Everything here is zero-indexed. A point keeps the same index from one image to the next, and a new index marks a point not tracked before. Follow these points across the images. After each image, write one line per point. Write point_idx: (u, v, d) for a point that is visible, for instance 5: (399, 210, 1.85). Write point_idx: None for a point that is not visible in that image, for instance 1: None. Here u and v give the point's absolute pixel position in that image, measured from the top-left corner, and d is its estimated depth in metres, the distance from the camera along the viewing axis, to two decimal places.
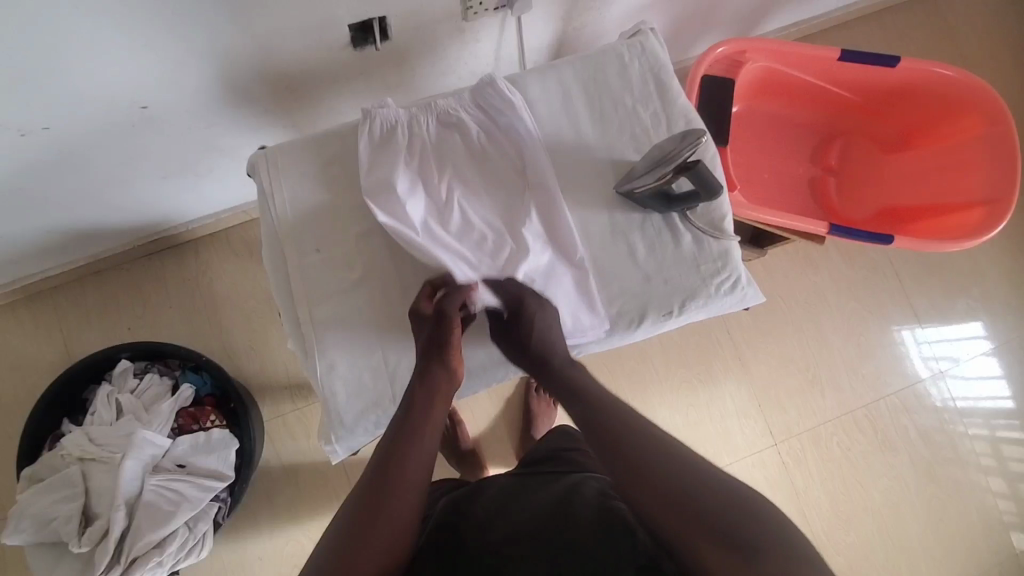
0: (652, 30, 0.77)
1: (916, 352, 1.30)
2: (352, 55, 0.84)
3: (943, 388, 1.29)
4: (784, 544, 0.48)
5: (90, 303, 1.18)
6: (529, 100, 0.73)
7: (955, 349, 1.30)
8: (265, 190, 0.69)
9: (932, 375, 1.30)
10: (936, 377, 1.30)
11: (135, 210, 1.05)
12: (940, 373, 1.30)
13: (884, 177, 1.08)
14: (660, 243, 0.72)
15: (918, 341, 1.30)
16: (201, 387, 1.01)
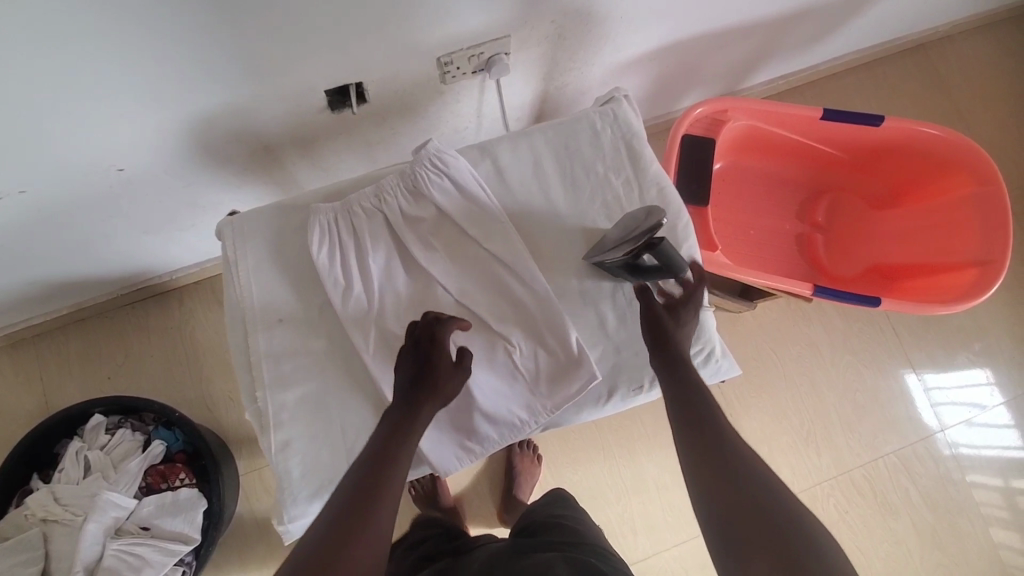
0: (626, 96, 0.77)
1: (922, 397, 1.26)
2: (331, 117, 0.85)
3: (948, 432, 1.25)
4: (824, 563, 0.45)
5: (72, 351, 1.18)
6: (500, 168, 0.73)
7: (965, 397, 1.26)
8: (229, 258, 0.68)
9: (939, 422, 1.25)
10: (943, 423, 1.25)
11: (117, 262, 1.05)
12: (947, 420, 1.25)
13: (874, 233, 1.06)
14: (631, 313, 0.70)
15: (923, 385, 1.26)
16: (173, 443, 0.99)
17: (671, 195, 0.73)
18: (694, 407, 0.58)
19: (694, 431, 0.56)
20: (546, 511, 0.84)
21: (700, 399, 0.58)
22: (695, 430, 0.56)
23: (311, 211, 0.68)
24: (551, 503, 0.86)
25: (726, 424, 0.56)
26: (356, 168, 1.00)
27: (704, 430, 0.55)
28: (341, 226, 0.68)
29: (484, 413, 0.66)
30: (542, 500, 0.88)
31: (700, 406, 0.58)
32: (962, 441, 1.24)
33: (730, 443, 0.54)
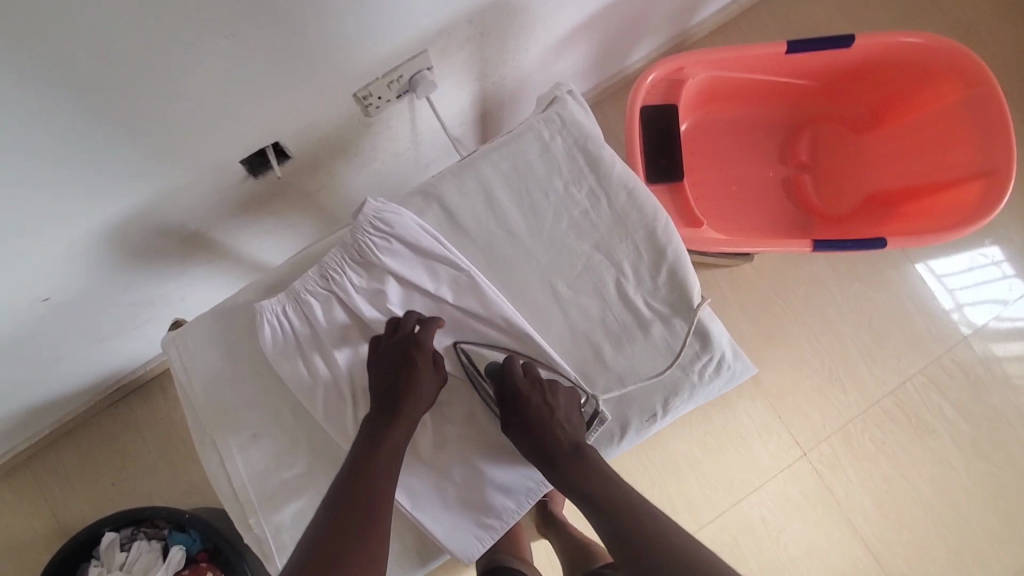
0: (570, 91, 0.69)
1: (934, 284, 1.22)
2: (256, 185, 0.76)
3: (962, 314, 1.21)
4: None
5: (68, 465, 1.13)
6: (450, 210, 0.65)
7: (979, 279, 1.22)
8: (183, 380, 0.63)
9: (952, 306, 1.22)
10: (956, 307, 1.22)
11: (82, 375, 0.99)
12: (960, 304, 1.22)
13: (864, 159, 0.98)
14: (627, 337, 0.64)
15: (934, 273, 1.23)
16: (192, 544, 0.96)
17: (642, 196, 0.66)
18: (607, 502, 0.54)
19: (613, 524, 0.53)
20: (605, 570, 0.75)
21: (610, 494, 0.54)
22: (615, 533, 0.52)
23: (255, 311, 0.61)
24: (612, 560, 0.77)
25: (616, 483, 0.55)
26: (303, 221, 0.92)
27: (627, 530, 0.52)
28: (293, 319, 0.61)
29: (495, 481, 0.62)
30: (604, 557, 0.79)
31: (612, 503, 0.54)
32: (982, 317, 1.21)
33: (655, 534, 0.51)
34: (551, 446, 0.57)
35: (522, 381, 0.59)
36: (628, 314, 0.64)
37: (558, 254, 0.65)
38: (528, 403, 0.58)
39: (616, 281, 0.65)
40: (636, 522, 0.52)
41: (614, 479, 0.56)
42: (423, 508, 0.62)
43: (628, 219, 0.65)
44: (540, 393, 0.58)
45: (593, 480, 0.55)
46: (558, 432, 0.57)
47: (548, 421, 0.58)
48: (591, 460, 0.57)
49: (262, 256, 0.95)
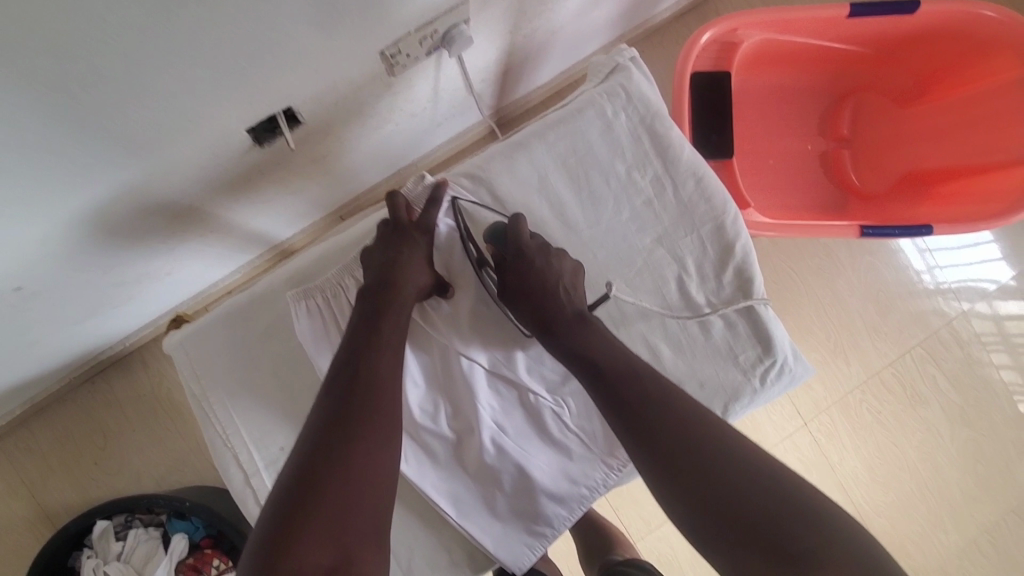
0: (634, 60, 0.60)
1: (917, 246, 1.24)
2: (261, 155, 0.65)
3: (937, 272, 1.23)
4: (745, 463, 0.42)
5: (44, 443, 1.04)
6: (499, 198, 0.58)
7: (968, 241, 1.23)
8: (198, 389, 0.55)
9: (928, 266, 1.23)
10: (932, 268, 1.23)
11: (57, 355, 0.89)
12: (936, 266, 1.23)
13: (904, 134, 0.93)
14: (686, 339, 0.60)
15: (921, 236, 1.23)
16: (195, 531, 0.91)
17: (711, 185, 0.60)
18: (609, 367, 0.50)
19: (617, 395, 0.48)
20: None
21: (617, 359, 0.50)
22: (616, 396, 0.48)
23: (295, 298, 0.54)
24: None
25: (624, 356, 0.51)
26: (307, 189, 0.82)
27: (651, 415, 0.46)
28: (338, 311, 0.55)
29: (549, 491, 0.58)
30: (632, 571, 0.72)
31: (611, 363, 0.50)
32: (955, 281, 1.23)
33: (680, 407, 0.46)
34: (553, 313, 0.53)
35: (528, 242, 0.54)
36: (689, 315, 0.60)
37: (618, 248, 0.60)
38: (532, 266, 0.53)
39: (679, 278, 0.60)
40: (634, 379, 0.49)
41: (615, 346, 0.52)
42: (472, 518, 0.58)
43: (695, 210, 0.60)
44: (543, 255, 0.54)
45: (598, 351, 0.51)
46: (563, 298, 0.53)
47: (552, 286, 0.53)
48: (593, 328, 0.53)
49: (258, 227, 0.84)
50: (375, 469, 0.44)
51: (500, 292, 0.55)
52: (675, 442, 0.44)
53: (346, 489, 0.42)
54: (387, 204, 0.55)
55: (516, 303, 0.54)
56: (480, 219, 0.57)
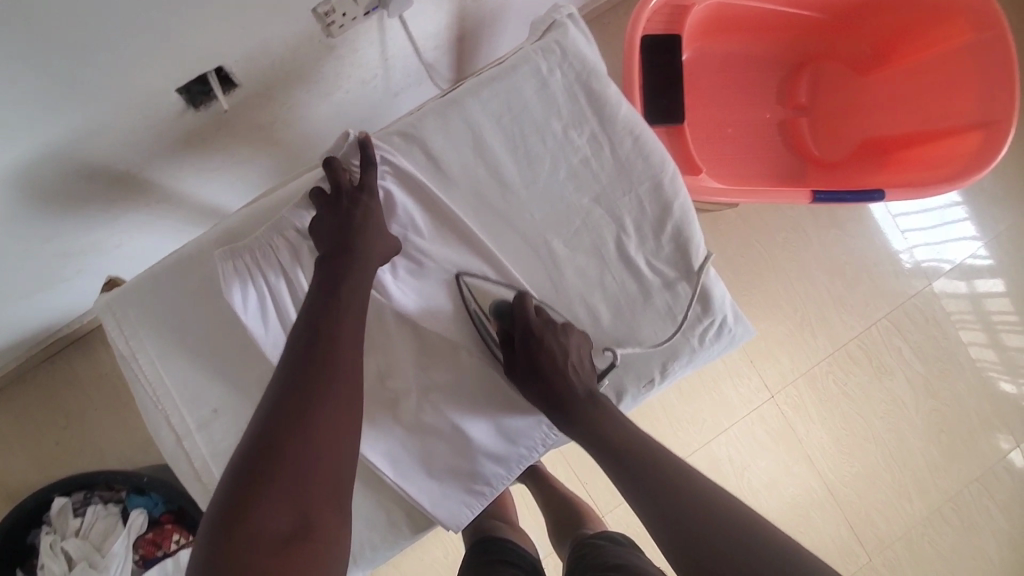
0: (571, 16, 0.59)
1: (891, 226, 1.24)
2: (197, 118, 0.65)
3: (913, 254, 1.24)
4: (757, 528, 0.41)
5: (3, 423, 1.03)
6: (433, 157, 0.57)
7: (939, 221, 1.24)
8: (126, 352, 0.55)
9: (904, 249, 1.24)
10: (907, 251, 1.24)
11: (9, 330, 0.88)
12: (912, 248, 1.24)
13: (861, 102, 0.93)
14: (625, 300, 0.60)
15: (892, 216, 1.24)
16: (154, 507, 0.90)
17: (649, 144, 0.59)
18: (625, 450, 0.50)
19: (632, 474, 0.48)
20: (597, 557, 0.60)
21: (633, 445, 0.50)
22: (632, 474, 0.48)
23: (220, 258, 0.53)
24: (598, 547, 0.63)
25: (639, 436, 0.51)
26: (255, 158, 0.81)
27: (656, 486, 0.46)
28: (267, 272, 0.55)
29: (487, 451, 0.59)
30: (597, 542, 0.64)
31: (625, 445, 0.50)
32: (928, 258, 1.24)
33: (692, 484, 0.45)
34: (562, 391, 0.54)
35: (535, 321, 0.55)
36: (628, 274, 0.60)
37: (557, 208, 0.59)
38: (541, 347, 0.55)
39: (617, 239, 0.60)
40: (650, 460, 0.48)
41: (632, 429, 0.52)
42: (411, 481, 0.58)
43: (633, 168, 0.59)
44: (551, 333, 0.55)
45: (603, 422, 0.52)
46: (573, 378, 0.54)
47: (561, 365, 0.54)
48: (604, 407, 0.53)
49: (207, 198, 0.83)
50: (335, 433, 0.43)
51: (510, 371, 0.57)
52: (690, 514, 0.43)
53: (301, 458, 0.41)
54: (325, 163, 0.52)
55: (526, 379, 0.55)
56: (481, 289, 0.59)
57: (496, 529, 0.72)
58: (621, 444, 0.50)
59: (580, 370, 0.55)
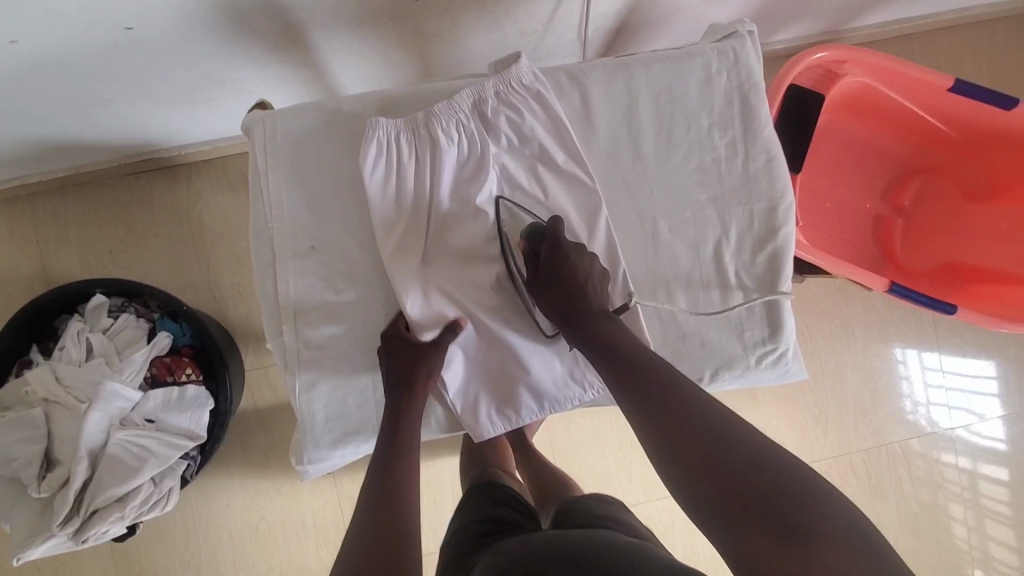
0: (751, 32, 0.63)
1: (921, 379, 1.24)
2: (386, 1, 0.70)
3: (930, 414, 1.24)
4: (793, 480, 0.43)
5: (70, 216, 1.08)
6: (587, 104, 0.61)
7: (964, 399, 1.24)
8: (258, 165, 0.58)
9: (925, 406, 1.24)
10: (927, 408, 1.24)
11: (121, 131, 0.92)
12: (932, 406, 1.24)
13: (959, 227, 0.96)
14: (705, 301, 0.63)
15: (927, 370, 1.24)
16: (179, 336, 0.95)
17: (779, 169, 0.62)
18: (651, 386, 0.51)
19: (660, 416, 0.49)
20: (588, 511, 0.63)
21: (660, 377, 0.52)
22: (660, 412, 0.50)
23: (370, 121, 0.57)
24: (588, 503, 0.65)
25: (663, 369, 0.53)
26: (402, 60, 0.85)
27: (685, 426, 0.48)
28: (402, 146, 0.58)
29: (528, 385, 0.62)
30: (583, 498, 0.67)
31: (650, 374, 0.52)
32: (941, 419, 1.24)
33: (725, 429, 0.47)
34: (578, 306, 0.58)
35: (567, 243, 0.59)
36: (715, 276, 0.62)
37: (675, 194, 0.62)
38: (566, 259, 0.58)
39: (718, 242, 0.63)
40: (676, 397, 0.50)
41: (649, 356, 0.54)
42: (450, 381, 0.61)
43: (756, 184, 0.62)
44: (576, 254, 0.58)
45: (622, 348, 0.55)
46: (589, 292, 0.58)
47: (581, 281, 0.58)
48: (614, 325, 0.57)
49: (343, 80, 0.88)
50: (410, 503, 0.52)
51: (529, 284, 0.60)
52: (726, 461, 0.45)
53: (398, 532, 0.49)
54: (482, 88, 0.58)
55: (546, 293, 0.59)
56: (517, 217, 0.61)
57: (490, 475, 0.74)
58: (644, 389, 0.52)
59: (598, 286, 0.59)
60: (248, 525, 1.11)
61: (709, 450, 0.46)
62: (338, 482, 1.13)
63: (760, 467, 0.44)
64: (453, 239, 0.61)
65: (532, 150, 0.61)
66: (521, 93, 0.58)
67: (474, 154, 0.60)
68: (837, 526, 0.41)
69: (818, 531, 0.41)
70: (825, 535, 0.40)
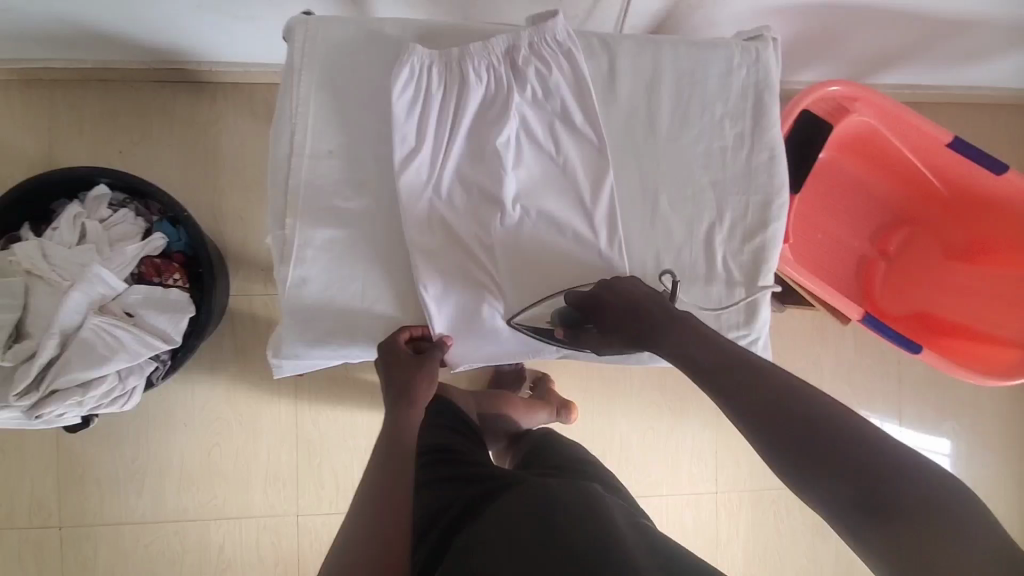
0: (775, 39, 0.67)
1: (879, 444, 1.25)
2: None
3: None
4: (905, 465, 0.41)
5: (88, 109, 1.09)
6: (613, 73, 0.64)
7: None
8: (293, 64, 0.61)
9: None
10: None
11: (159, 33, 0.95)
12: None
13: (936, 282, 1.00)
14: (689, 277, 0.66)
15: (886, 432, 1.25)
16: (174, 241, 0.97)
17: (779, 168, 0.66)
18: (742, 382, 0.49)
19: (762, 412, 0.47)
20: (562, 455, 0.75)
21: (757, 377, 0.49)
22: (759, 410, 0.47)
23: (407, 45, 0.60)
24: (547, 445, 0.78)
25: (756, 365, 0.50)
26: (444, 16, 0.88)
27: (781, 417, 0.46)
28: (432, 75, 0.61)
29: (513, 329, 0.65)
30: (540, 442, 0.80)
31: (735, 371, 0.50)
32: None
33: (831, 420, 0.44)
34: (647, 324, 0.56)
35: (601, 286, 0.60)
36: (703, 255, 0.66)
37: (678, 175, 0.66)
38: (612, 296, 0.58)
39: (711, 225, 0.66)
40: (774, 391, 0.47)
41: (735, 352, 0.52)
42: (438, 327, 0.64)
43: (756, 177, 0.66)
44: (613, 288, 0.59)
45: (705, 354, 0.52)
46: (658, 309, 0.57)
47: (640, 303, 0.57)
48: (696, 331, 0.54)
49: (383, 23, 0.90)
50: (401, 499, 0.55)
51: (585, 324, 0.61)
52: (829, 450, 0.43)
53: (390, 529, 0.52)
54: (518, 35, 0.61)
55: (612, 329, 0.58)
56: (517, 269, 0.64)
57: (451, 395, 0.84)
58: (740, 383, 0.49)
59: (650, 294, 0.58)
60: (199, 447, 1.11)
61: (813, 441, 0.44)
62: (294, 423, 1.12)
63: (868, 457, 0.42)
64: (462, 173, 0.63)
65: (553, 106, 0.63)
66: (553, 47, 0.61)
67: (498, 97, 0.62)
68: (942, 507, 0.39)
69: (920, 511, 0.39)
70: (929, 516, 0.39)
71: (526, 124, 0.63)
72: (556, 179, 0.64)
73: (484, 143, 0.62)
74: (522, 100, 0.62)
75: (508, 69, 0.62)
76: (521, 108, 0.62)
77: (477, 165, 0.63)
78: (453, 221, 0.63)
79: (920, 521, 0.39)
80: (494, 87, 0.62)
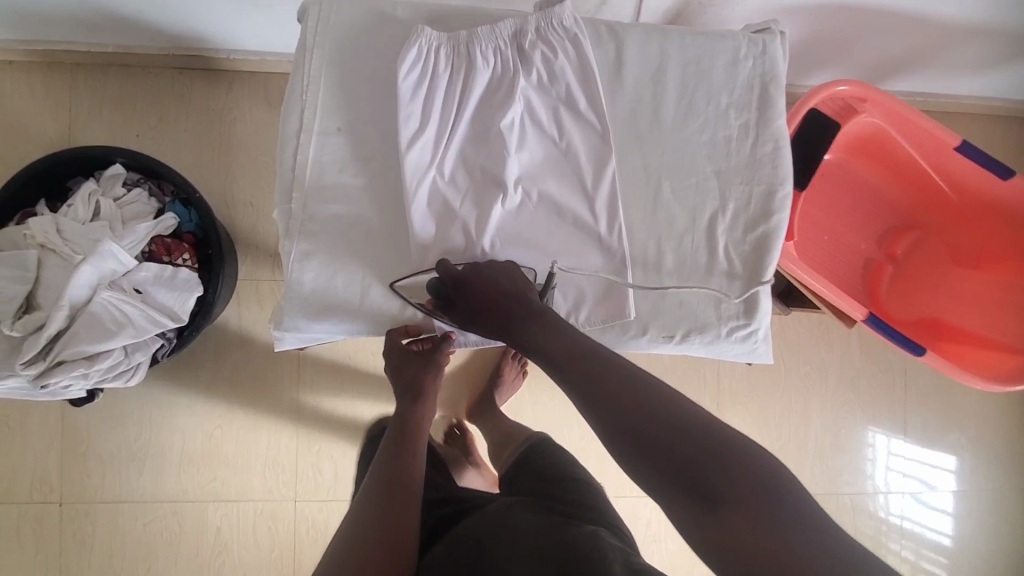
0: (783, 32, 0.68)
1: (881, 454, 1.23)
2: None
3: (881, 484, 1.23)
4: (738, 454, 0.44)
5: (107, 93, 1.11)
6: (619, 60, 0.65)
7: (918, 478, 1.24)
8: (305, 42, 0.62)
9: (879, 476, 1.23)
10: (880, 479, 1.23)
11: (179, 18, 0.97)
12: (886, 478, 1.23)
13: (940, 288, 1.00)
14: (690, 266, 0.66)
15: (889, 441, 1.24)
16: (184, 222, 0.99)
17: (783, 160, 0.66)
18: (590, 377, 0.50)
19: (605, 407, 0.48)
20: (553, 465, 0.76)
21: (612, 370, 0.50)
22: (603, 405, 0.48)
23: (417, 27, 0.61)
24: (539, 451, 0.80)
25: (607, 360, 0.51)
26: None
27: (620, 409, 0.47)
28: (440, 56, 0.62)
29: None
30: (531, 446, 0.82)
31: (588, 365, 0.50)
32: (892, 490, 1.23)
33: (678, 413, 0.46)
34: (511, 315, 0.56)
35: (463, 270, 0.59)
36: (704, 244, 0.66)
37: (681, 163, 0.66)
38: (473, 283, 0.58)
39: (714, 214, 0.66)
40: (624, 383, 0.49)
41: (585, 345, 0.53)
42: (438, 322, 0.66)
43: (760, 168, 0.66)
44: (477, 272, 0.59)
45: (557, 344, 0.53)
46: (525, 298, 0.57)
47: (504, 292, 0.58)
48: (551, 324, 0.55)
49: None
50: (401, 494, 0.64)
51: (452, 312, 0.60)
52: (667, 441, 0.45)
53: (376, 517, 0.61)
54: (527, 20, 0.62)
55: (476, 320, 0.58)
56: (518, 251, 0.65)
57: None
58: (586, 377, 0.50)
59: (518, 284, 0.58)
60: (200, 429, 1.11)
61: (652, 434, 0.45)
62: (294, 408, 1.13)
63: (705, 446, 0.44)
64: (467, 154, 0.64)
65: (559, 92, 0.64)
66: (561, 33, 0.62)
67: (504, 81, 0.63)
68: (762, 489, 0.42)
69: (742, 497, 0.42)
70: (749, 501, 0.42)
71: (532, 109, 0.64)
72: (560, 164, 0.65)
73: (489, 126, 0.63)
74: (528, 85, 0.63)
75: (515, 53, 0.62)
76: (527, 92, 0.63)
77: (482, 148, 0.64)
78: (457, 202, 0.64)
79: (743, 508, 0.42)
80: (501, 71, 0.63)
